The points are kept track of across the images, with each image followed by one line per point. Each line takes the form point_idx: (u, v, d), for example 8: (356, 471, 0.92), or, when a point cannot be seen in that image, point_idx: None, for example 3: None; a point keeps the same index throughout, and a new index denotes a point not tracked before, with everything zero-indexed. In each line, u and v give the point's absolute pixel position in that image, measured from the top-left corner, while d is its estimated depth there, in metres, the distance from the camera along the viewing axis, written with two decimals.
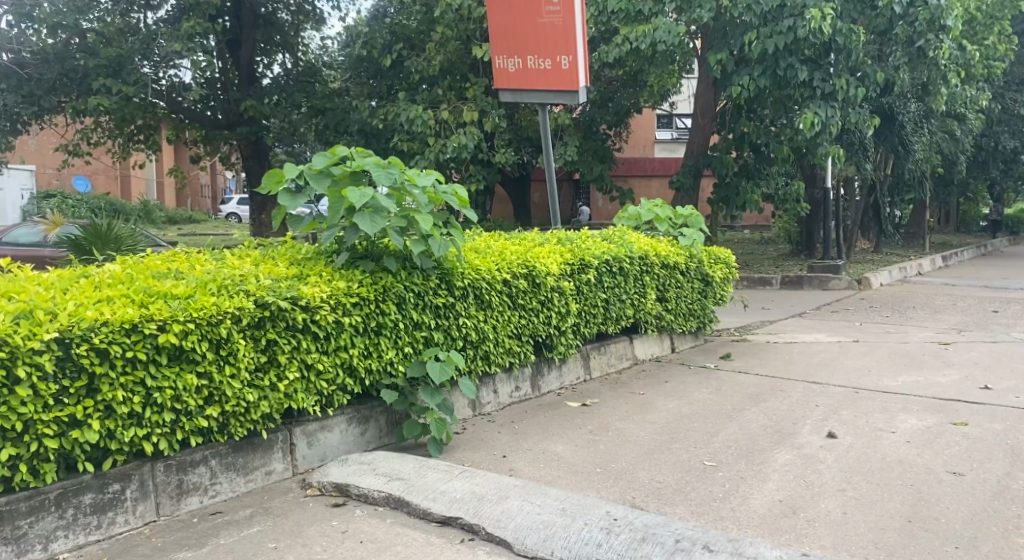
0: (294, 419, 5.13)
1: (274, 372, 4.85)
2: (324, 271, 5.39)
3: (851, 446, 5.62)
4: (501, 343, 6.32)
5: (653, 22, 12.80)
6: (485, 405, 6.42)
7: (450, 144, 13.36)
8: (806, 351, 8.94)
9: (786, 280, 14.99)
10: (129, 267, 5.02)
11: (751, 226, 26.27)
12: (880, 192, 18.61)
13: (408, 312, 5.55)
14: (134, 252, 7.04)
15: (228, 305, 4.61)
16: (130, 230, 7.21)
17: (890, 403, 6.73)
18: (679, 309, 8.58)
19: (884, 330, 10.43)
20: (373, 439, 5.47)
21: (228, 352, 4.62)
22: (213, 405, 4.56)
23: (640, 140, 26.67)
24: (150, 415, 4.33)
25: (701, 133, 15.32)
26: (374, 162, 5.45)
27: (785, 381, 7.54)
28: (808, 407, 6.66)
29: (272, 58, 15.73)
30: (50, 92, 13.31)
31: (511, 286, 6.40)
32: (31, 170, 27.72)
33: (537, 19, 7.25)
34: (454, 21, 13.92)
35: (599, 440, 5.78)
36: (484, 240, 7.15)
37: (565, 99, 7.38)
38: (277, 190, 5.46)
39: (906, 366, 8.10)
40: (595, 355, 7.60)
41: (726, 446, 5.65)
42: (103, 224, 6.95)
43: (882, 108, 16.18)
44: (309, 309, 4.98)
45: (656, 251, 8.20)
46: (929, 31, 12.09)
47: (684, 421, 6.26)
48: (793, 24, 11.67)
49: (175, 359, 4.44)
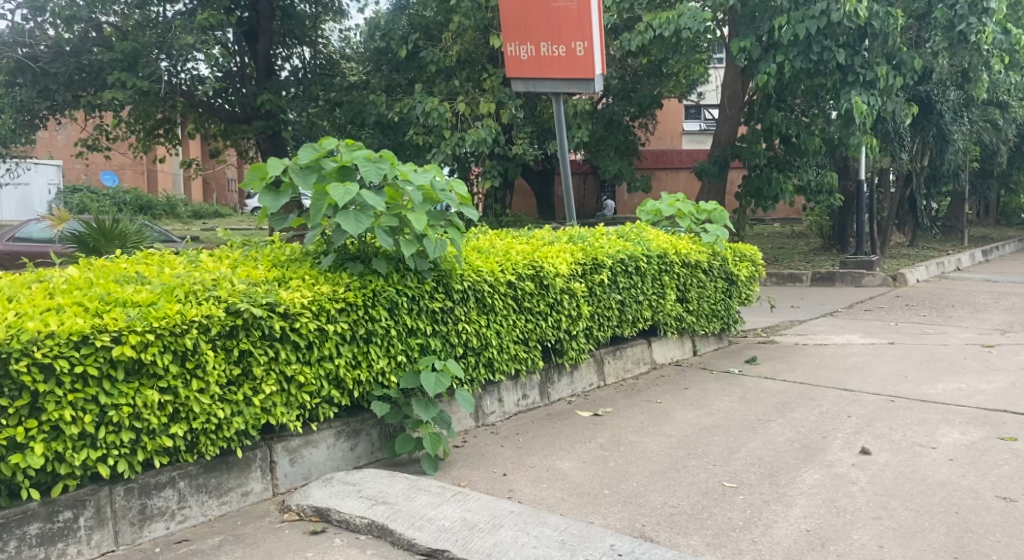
0: (275, 435, 4.72)
1: (249, 386, 4.44)
2: (309, 274, 4.98)
3: (886, 465, 5.12)
4: (505, 349, 5.88)
5: (678, 8, 12.29)
6: (489, 414, 6.00)
7: (469, 138, 12.89)
8: (838, 354, 8.41)
9: (817, 276, 14.41)
10: (91, 271, 4.61)
11: (781, 220, 25.62)
12: (917, 184, 17.93)
13: (400, 318, 5.13)
14: (141, 247, 6.99)
15: (194, 312, 4.20)
16: (133, 230, 6.90)
17: (930, 414, 6.21)
18: (701, 310, 8.09)
19: (921, 330, 9.87)
20: (364, 455, 5.06)
21: (195, 366, 4.22)
22: (179, 423, 4.17)
23: (667, 132, 26.13)
24: (106, 435, 3.94)
25: (729, 123, 14.90)
26: (364, 156, 5.03)
27: (815, 389, 7.04)
28: (839, 419, 6.15)
29: (291, 51, 15.38)
30: (66, 87, 12.98)
31: (517, 289, 5.96)
32: (59, 165, 27.60)
33: (552, 3, 6.78)
34: (472, 10, 13.41)
35: (610, 457, 5.32)
36: (489, 238, 6.72)
37: (580, 88, 6.90)
38: (260, 188, 5.08)
39: (946, 372, 7.56)
40: (610, 360, 7.16)
41: (747, 464, 5.16)
42: (109, 220, 6.87)
43: (919, 96, 15.58)
44: (288, 316, 4.58)
45: (676, 248, 7.70)
46: (972, 14, 11.65)
47: (704, 434, 5.78)
48: (827, 8, 11.12)
49: (135, 373, 4.04)
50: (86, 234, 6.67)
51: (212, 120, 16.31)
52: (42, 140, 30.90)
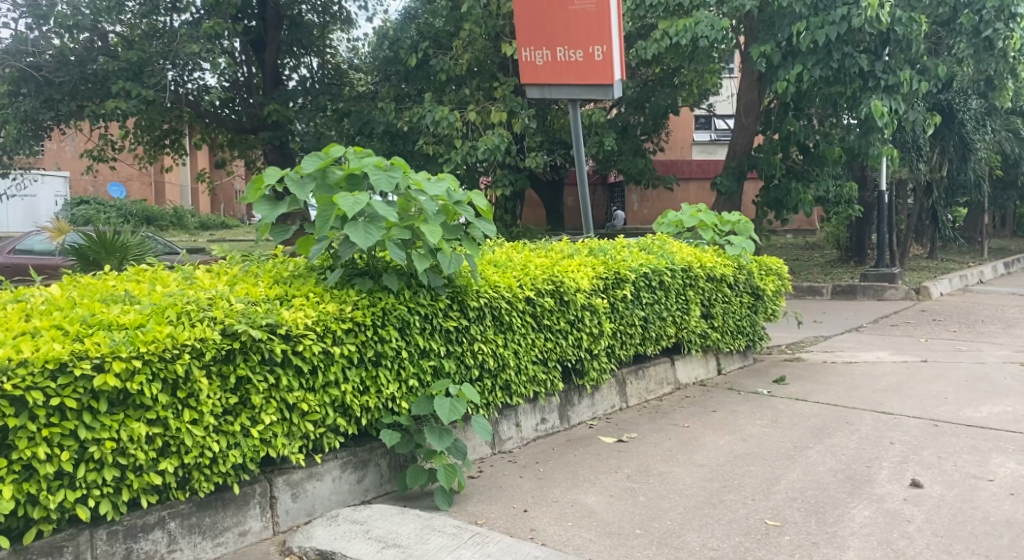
0: (276, 468, 4.32)
1: (247, 415, 4.05)
2: (313, 292, 4.58)
3: (941, 501, 4.71)
4: (524, 370, 5.48)
5: (694, 16, 11.88)
6: (506, 440, 5.59)
7: (481, 146, 12.50)
8: (870, 373, 7.98)
9: (838, 289, 13.98)
10: (74, 289, 4.23)
11: (794, 232, 25.15)
12: (938, 195, 17.50)
13: (412, 338, 4.73)
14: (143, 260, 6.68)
15: (186, 336, 3.82)
16: (137, 244, 6.61)
17: (979, 441, 5.79)
18: (726, 326, 7.66)
19: (954, 347, 9.42)
20: (373, 487, 4.65)
21: (187, 395, 3.84)
22: (169, 459, 3.78)
23: (678, 143, 25.63)
24: (86, 473, 3.57)
25: (744, 133, 14.44)
26: (374, 164, 4.66)
27: (851, 411, 6.62)
28: (881, 445, 5.73)
29: (299, 60, 15.03)
30: (70, 97, 12.59)
31: (535, 305, 5.57)
32: (66, 176, 27.30)
33: (569, 5, 6.38)
34: (483, 17, 13.04)
35: (639, 489, 4.92)
36: (506, 251, 6.34)
37: (598, 95, 6.50)
38: (256, 199, 4.70)
39: (989, 394, 7.13)
40: (632, 381, 6.74)
41: (789, 498, 4.76)
42: (110, 231, 6.55)
43: (939, 105, 15.27)
44: (290, 339, 4.18)
45: (700, 261, 7.29)
46: (999, 19, 11.25)
47: (739, 463, 5.37)
48: (848, 14, 10.68)
49: (119, 404, 3.66)
50: (86, 246, 6.35)
51: (218, 129, 15.98)
52: (50, 151, 30.64)
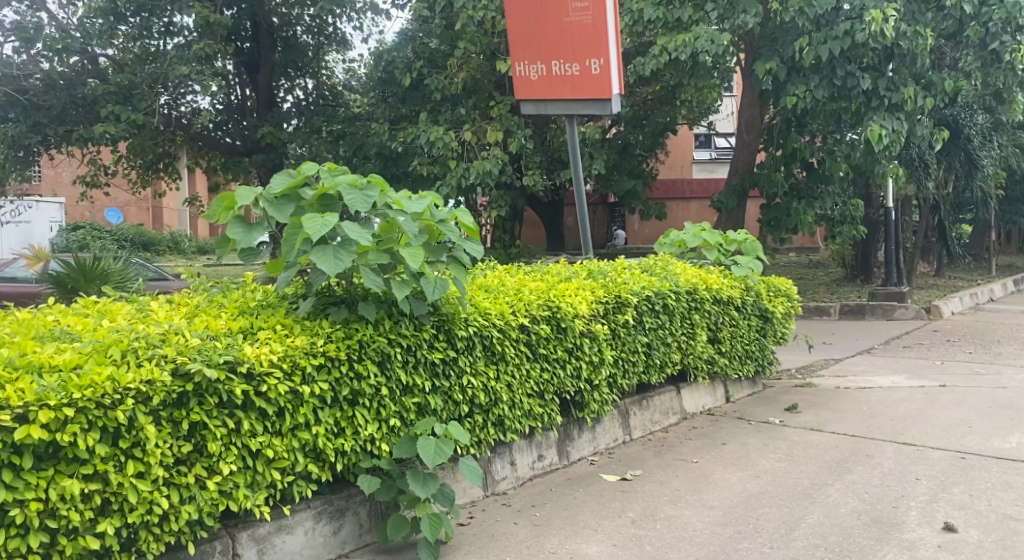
0: (240, 521, 3.87)
1: (202, 465, 3.61)
2: (282, 324, 4.15)
3: (981, 548, 4.26)
4: (518, 405, 5.03)
5: (693, 30, 11.40)
6: (499, 481, 5.13)
7: (473, 171, 12.10)
8: (886, 400, 7.51)
9: (846, 309, 13.53)
10: (9, 325, 3.81)
11: (797, 251, 24.74)
12: (946, 212, 17.08)
13: (393, 373, 4.29)
14: (126, 286, 6.24)
15: (130, 378, 3.39)
16: (121, 270, 6.19)
17: (1012, 477, 5.33)
18: (735, 351, 7.21)
19: (972, 371, 8.93)
20: (350, 539, 4.19)
21: (131, 444, 3.41)
22: (110, 518, 3.34)
23: (677, 161, 25.37)
24: (7, 540, 3.15)
25: (746, 150, 14.03)
26: (349, 182, 4.23)
27: (871, 443, 6.15)
28: (907, 482, 5.27)
29: (294, 82, 14.66)
30: (59, 123, 12.08)
31: (530, 333, 5.13)
32: (62, 202, 26.89)
33: (563, 17, 5.94)
34: (479, 35, 12.58)
35: (645, 537, 4.46)
36: (498, 275, 5.92)
37: (596, 111, 6.12)
38: (227, 220, 4.25)
39: (1015, 422, 6.64)
40: (636, 411, 6.29)
41: (812, 545, 4.31)
42: (91, 257, 6.13)
43: (946, 120, 14.83)
44: (253, 377, 3.75)
45: (706, 283, 6.85)
46: (1006, 32, 10.79)
47: (754, 504, 4.91)
48: (851, 28, 10.29)
49: (48, 458, 3.24)
50: (65, 273, 5.93)
51: (211, 153, 15.59)
52: (47, 177, 30.21)
